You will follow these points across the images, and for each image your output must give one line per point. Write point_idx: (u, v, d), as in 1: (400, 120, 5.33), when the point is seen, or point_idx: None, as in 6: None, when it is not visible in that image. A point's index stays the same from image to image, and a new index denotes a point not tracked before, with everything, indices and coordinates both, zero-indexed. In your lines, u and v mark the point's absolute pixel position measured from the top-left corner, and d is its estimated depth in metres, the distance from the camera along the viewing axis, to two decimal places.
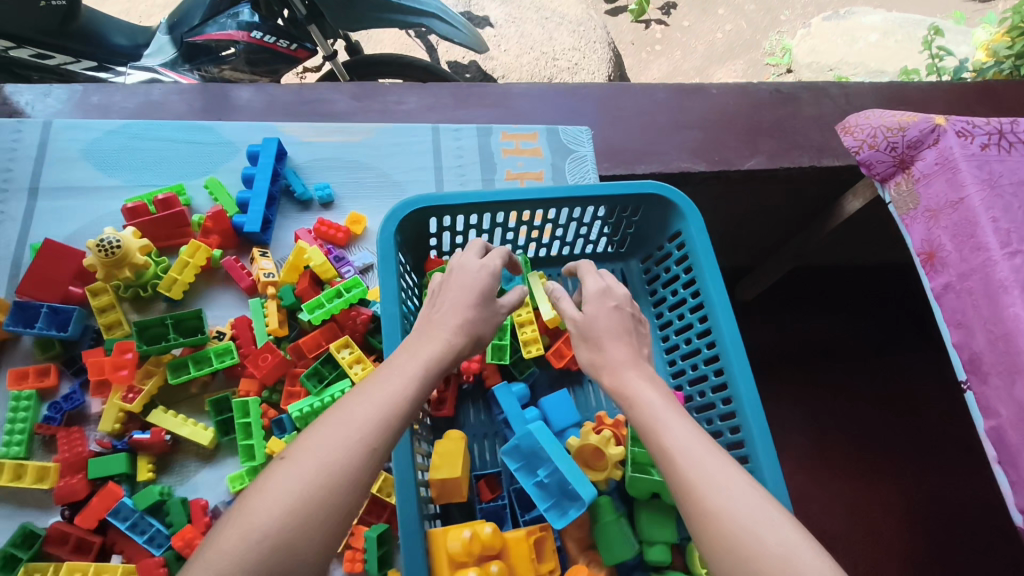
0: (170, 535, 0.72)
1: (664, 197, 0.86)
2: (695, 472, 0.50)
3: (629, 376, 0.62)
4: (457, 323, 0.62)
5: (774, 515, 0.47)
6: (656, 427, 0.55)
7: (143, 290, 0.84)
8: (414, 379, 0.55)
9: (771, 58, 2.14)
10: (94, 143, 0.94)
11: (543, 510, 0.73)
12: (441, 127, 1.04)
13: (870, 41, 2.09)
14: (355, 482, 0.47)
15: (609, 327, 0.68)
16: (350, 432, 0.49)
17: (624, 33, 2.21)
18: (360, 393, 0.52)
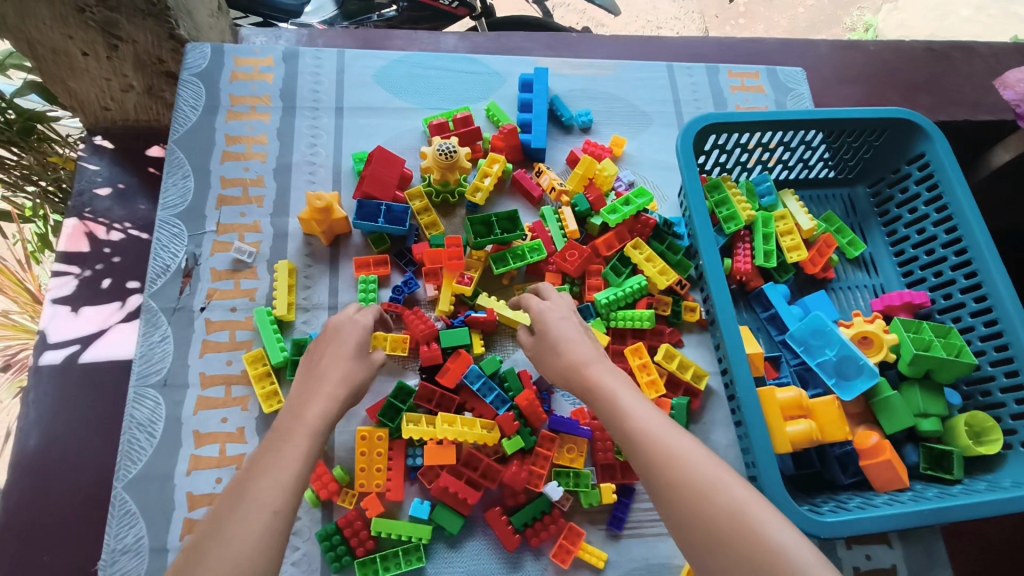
0: (509, 398, 0.85)
1: (913, 122, 0.96)
2: (668, 449, 0.58)
3: (592, 372, 0.68)
4: (342, 386, 0.68)
5: (732, 479, 0.55)
6: (621, 412, 0.63)
7: (450, 197, 0.96)
8: (307, 442, 0.60)
9: (853, 33, 2.25)
10: (384, 70, 1.06)
11: (832, 384, 0.85)
12: (675, 65, 1.14)
13: (962, 16, 2.22)
14: (274, 541, 0.52)
15: (564, 336, 0.74)
16: (267, 495, 0.54)
17: (708, 7, 2.35)
18: (270, 456, 0.58)
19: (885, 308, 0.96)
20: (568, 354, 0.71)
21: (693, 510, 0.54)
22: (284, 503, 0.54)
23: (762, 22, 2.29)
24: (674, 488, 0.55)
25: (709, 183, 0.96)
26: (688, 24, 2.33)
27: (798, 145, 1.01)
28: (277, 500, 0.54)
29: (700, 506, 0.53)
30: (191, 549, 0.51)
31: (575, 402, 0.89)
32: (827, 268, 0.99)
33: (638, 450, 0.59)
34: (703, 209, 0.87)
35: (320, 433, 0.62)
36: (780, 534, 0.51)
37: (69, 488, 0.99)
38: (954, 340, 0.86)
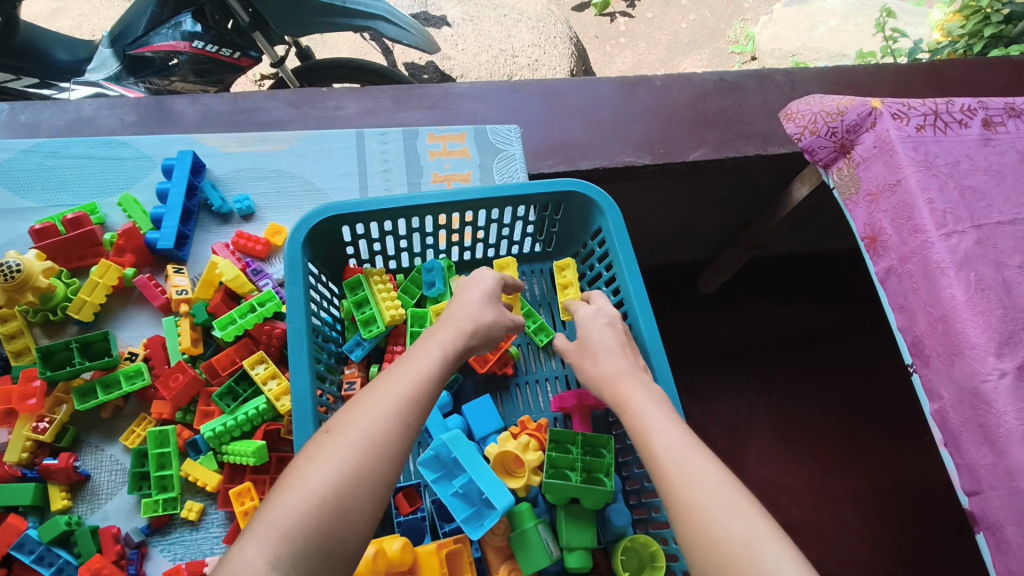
0: (78, 566, 0.70)
1: (584, 194, 0.85)
2: (685, 463, 0.54)
3: (627, 385, 0.65)
4: (471, 319, 0.66)
5: (742, 505, 0.51)
6: (643, 411, 0.61)
7: (52, 314, 0.82)
8: (438, 360, 0.59)
9: (735, 45, 2.32)
10: (8, 164, 0.93)
11: (460, 520, 0.70)
12: (366, 132, 1.02)
13: (830, 25, 2.10)
14: (401, 450, 0.52)
15: (604, 344, 0.70)
16: (400, 406, 0.53)
17: (588, 29, 2.39)
18: (411, 364, 0.58)
19: (563, 407, 0.83)
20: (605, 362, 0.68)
21: (694, 526, 0.50)
22: (415, 416, 0.54)
23: (644, 40, 2.36)
24: (682, 504, 0.52)
25: (352, 280, 0.83)
26: (545, 47, 2.23)
27: (468, 224, 0.89)
28: (406, 410, 0.54)
29: (700, 525, 0.50)
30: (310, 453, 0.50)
31: (175, 557, 0.74)
32: (505, 363, 0.87)
33: (656, 463, 0.55)
34: (304, 323, 0.73)
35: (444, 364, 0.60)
36: (777, 566, 0.47)
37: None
38: (606, 456, 0.74)
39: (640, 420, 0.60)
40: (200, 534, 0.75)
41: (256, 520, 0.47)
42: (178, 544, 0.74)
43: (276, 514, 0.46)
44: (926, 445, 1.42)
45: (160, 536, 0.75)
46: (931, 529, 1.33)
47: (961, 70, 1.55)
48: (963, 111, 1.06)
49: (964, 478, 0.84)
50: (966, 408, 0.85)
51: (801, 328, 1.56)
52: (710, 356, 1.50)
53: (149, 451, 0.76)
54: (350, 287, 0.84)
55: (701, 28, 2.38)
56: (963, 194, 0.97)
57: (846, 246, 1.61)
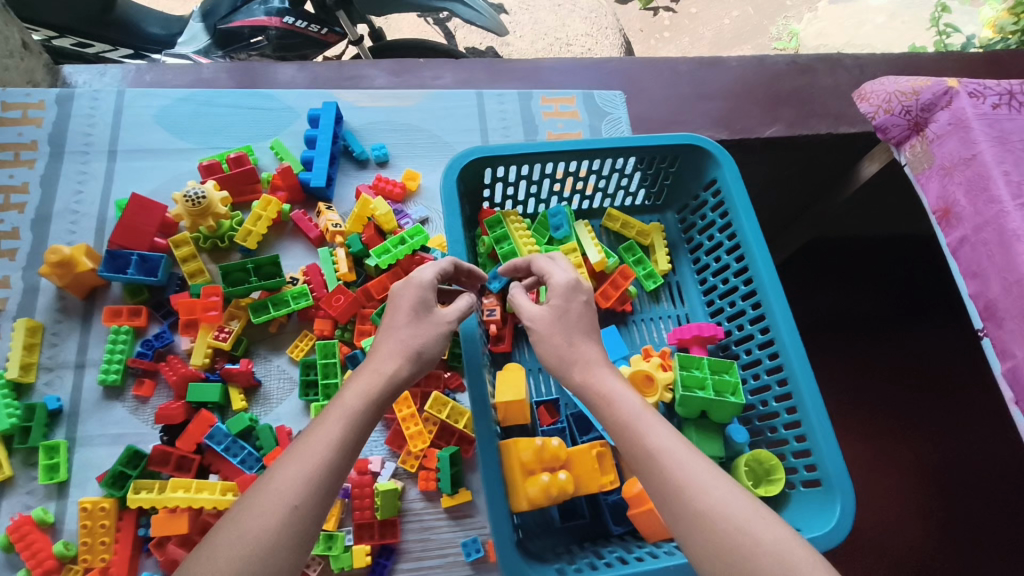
0: (260, 458, 0.80)
1: (703, 147, 0.92)
2: (686, 475, 0.54)
3: (599, 375, 0.64)
4: (394, 357, 0.64)
5: (760, 514, 0.52)
6: (625, 413, 0.60)
7: (220, 242, 0.91)
8: (344, 423, 0.58)
9: (778, 42, 2.23)
10: (165, 110, 1.01)
11: (602, 428, 0.80)
12: (485, 92, 1.10)
13: (877, 23, 2.15)
14: (298, 534, 0.52)
15: (579, 330, 0.68)
16: (286, 488, 0.53)
17: (632, 22, 2.41)
18: (313, 435, 0.57)
19: (680, 341, 0.91)
20: (582, 347, 0.67)
21: (711, 540, 0.51)
22: (305, 499, 0.53)
23: (687, 36, 2.32)
24: (693, 519, 0.52)
25: (491, 219, 0.91)
26: (598, 37, 2.33)
27: (591, 174, 0.96)
28: (295, 494, 0.53)
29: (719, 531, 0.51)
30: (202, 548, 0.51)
31: None
32: (624, 301, 0.94)
33: (656, 464, 0.56)
34: (462, 249, 0.82)
35: (357, 417, 0.59)
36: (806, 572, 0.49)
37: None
38: (731, 378, 0.82)
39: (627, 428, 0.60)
40: None
41: None
42: None
43: None
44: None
45: None
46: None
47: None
48: None
49: None
50: None
51: (882, 308, 1.50)
52: None
53: (317, 362, 0.85)
54: (488, 226, 0.92)
55: (744, 24, 2.30)
56: None
57: None
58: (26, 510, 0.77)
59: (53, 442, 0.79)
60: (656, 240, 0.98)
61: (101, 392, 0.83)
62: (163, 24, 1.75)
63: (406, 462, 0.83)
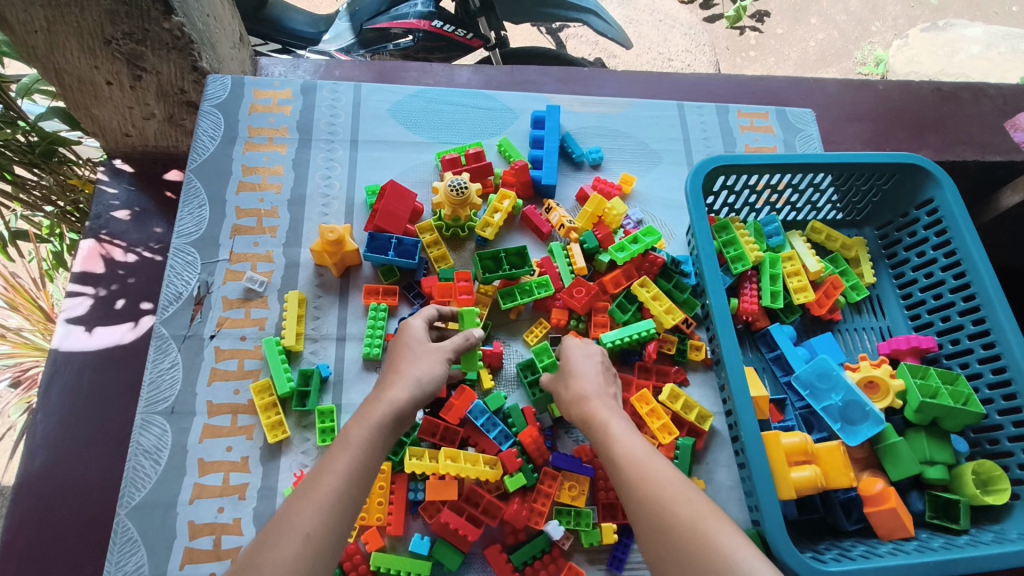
0: (513, 435, 0.85)
1: (923, 167, 0.97)
2: (651, 472, 0.62)
3: (594, 404, 0.73)
4: (393, 388, 0.71)
5: (687, 495, 0.59)
6: (610, 443, 0.67)
7: (461, 231, 0.97)
8: (353, 452, 0.63)
9: (863, 67, 2.36)
10: (398, 105, 1.09)
11: (838, 429, 0.85)
12: (685, 104, 1.16)
13: (972, 52, 2.22)
14: (323, 556, 0.56)
15: (576, 370, 0.78)
16: (306, 520, 0.57)
17: (720, 40, 2.42)
18: (316, 474, 0.61)
19: (892, 352, 0.95)
20: (578, 384, 0.76)
21: (659, 527, 0.58)
22: (318, 526, 0.57)
23: (771, 56, 2.37)
24: (643, 509, 0.60)
25: (720, 224, 0.96)
26: (700, 56, 2.40)
27: (806, 187, 1.01)
28: (310, 522, 0.57)
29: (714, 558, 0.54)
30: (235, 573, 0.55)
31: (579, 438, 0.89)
32: (834, 310, 0.99)
33: (624, 474, 0.63)
34: (711, 250, 0.87)
35: (362, 448, 0.64)
36: (722, 541, 0.54)
37: (71, 512, 0.97)
38: (964, 388, 0.85)
39: (604, 435, 0.69)
40: None
41: None
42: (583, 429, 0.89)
43: None
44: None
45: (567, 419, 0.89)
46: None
47: None
48: None
49: None
50: None
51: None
52: None
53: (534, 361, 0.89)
54: (715, 230, 0.97)
55: (830, 48, 2.39)
56: None
57: None
58: (303, 469, 0.83)
59: (326, 407, 0.85)
60: (862, 253, 1.02)
61: (362, 364, 0.90)
62: (312, 24, 1.96)
63: None
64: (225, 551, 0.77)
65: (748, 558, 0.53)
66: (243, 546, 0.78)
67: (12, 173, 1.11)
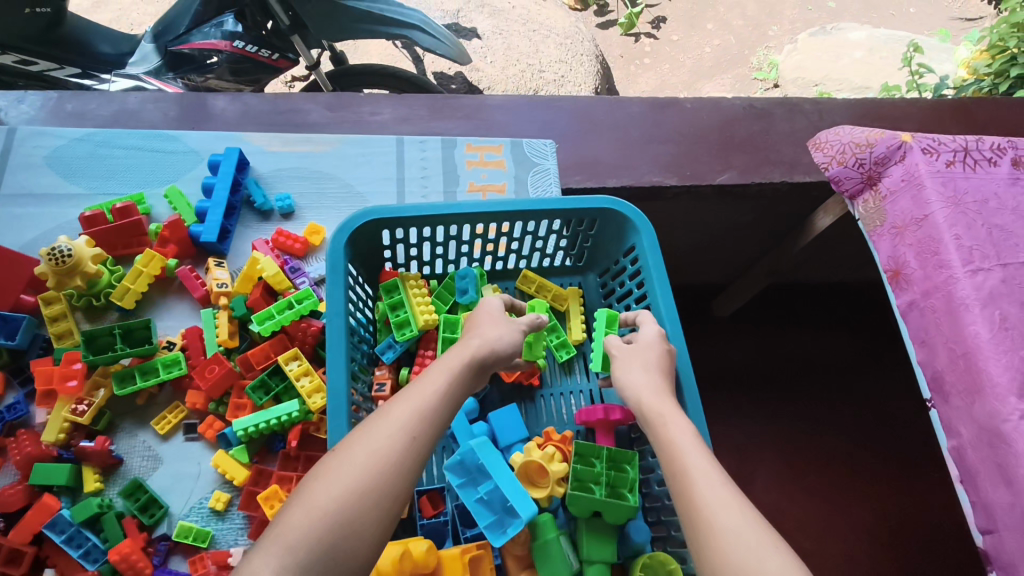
0: (105, 551, 0.72)
1: (621, 212, 0.86)
2: (708, 495, 0.54)
3: (666, 402, 0.66)
4: (484, 349, 0.65)
5: (770, 537, 0.51)
6: (683, 447, 0.59)
7: (95, 300, 0.84)
8: (426, 407, 0.56)
9: (759, 73, 2.23)
10: (59, 150, 0.96)
11: (483, 527, 0.71)
12: (406, 139, 1.04)
13: (854, 58, 2.14)
14: (408, 464, 0.52)
15: (650, 359, 0.72)
16: (411, 420, 0.55)
17: (613, 47, 2.31)
18: (417, 384, 0.58)
19: (588, 421, 0.84)
20: (658, 376, 0.70)
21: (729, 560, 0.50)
22: (423, 433, 0.55)
23: (667, 61, 2.27)
24: (715, 533, 0.51)
25: (388, 283, 0.84)
26: (577, 67, 2.12)
27: (503, 236, 0.90)
28: (418, 426, 0.55)
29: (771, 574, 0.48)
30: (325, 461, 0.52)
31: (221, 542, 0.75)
32: (531, 374, 0.88)
33: (696, 485, 0.55)
34: (343, 324, 0.75)
35: (439, 405, 0.57)
36: None
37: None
38: (629, 472, 0.74)
39: (677, 434, 0.61)
40: (219, 526, 0.76)
41: (267, 534, 0.48)
42: (224, 534, 0.76)
43: (283, 531, 0.47)
44: (937, 484, 1.43)
45: (210, 521, 0.76)
46: (943, 553, 1.36)
47: (989, 109, 1.57)
48: (992, 149, 1.10)
49: (979, 516, 0.86)
50: (985, 447, 0.87)
51: (811, 364, 1.56)
52: (719, 382, 1.52)
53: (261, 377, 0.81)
54: (385, 290, 0.85)
55: (725, 54, 2.29)
56: (990, 232, 1.00)
57: (867, 275, 1.62)
58: None
59: None
60: (571, 306, 0.92)
61: None
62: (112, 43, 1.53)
63: None
64: None
65: None
66: None
67: None
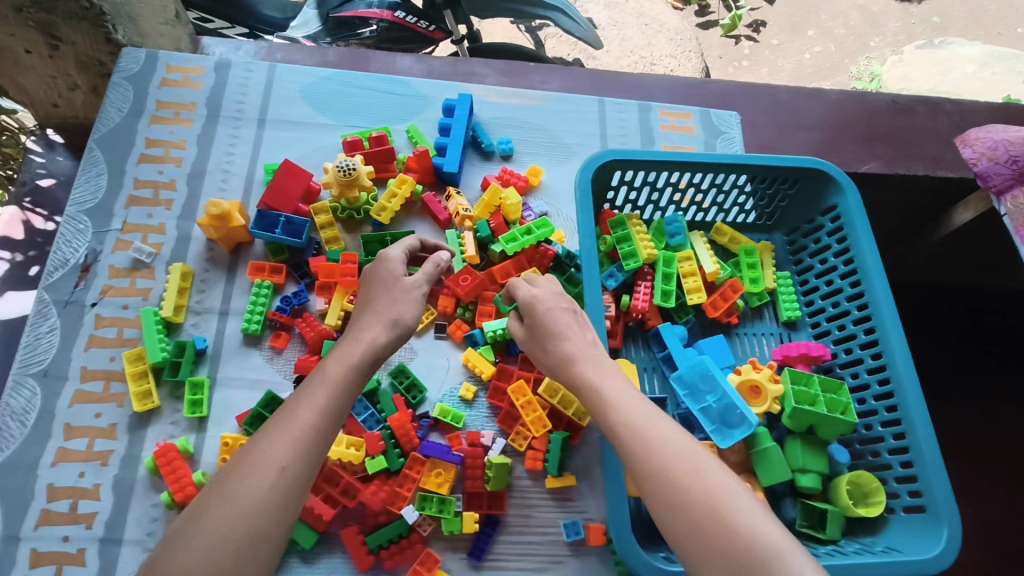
0: (381, 419, 0.86)
1: (826, 173, 0.95)
2: (656, 444, 0.63)
3: (580, 367, 0.73)
4: (373, 328, 0.73)
5: (703, 469, 0.60)
6: (608, 410, 0.68)
7: (356, 214, 0.97)
8: (325, 395, 0.66)
9: (859, 82, 2.03)
10: (311, 86, 1.07)
11: (709, 431, 0.85)
12: (606, 100, 1.14)
13: (965, 72, 1.96)
14: (297, 461, 0.61)
15: (555, 328, 0.76)
16: (276, 452, 0.61)
17: (712, 48, 2.12)
18: (309, 385, 0.66)
19: (785, 358, 0.93)
20: (561, 346, 0.75)
21: (673, 497, 0.59)
22: (292, 461, 0.61)
23: (765, 65, 2.05)
24: (654, 477, 0.61)
25: (616, 220, 0.95)
26: (684, 63, 2.08)
27: (711, 188, 0.99)
28: (284, 455, 0.61)
29: (704, 499, 0.58)
30: (194, 509, 0.58)
31: (474, 424, 0.90)
32: (731, 313, 0.97)
33: (629, 442, 0.64)
34: (593, 245, 0.86)
35: (338, 385, 0.67)
36: (740, 516, 0.57)
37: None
38: (842, 398, 0.85)
39: (599, 400, 0.69)
40: (470, 411, 0.90)
41: (191, 526, 0.57)
42: (477, 417, 0.90)
43: (213, 517, 0.57)
44: None
45: (466, 407, 0.90)
46: None
47: None
48: None
49: None
50: None
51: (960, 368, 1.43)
52: None
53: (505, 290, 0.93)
54: (611, 226, 0.96)
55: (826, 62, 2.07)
56: None
57: None
58: (169, 439, 0.85)
59: (198, 379, 0.87)
60: (765, 257, 1.00)
61: (241, 339, 0.90)
62: (279, 9, 1.69)
63: (516, 440, 0.87)
64: (81, 515, 0.81)
65: (745, 517, 0.57)
66: (99, 512, 0.81)
67: None
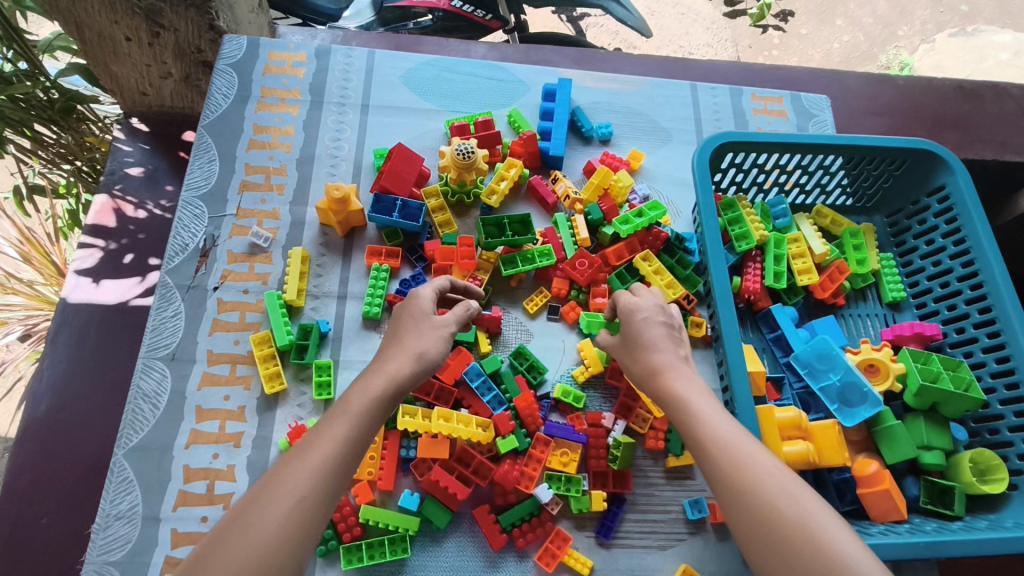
0: (505, 400, 0.87)
1: (934, 153, 0.96)
2: (737, 449, 0.60)
3: (668, 379, 0.69)
4: (397, 359, 0.69)
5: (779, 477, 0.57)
6: (693, 418, 0.64)
7: (466, 198, 0.98)
8: (349, 424, 0.61)
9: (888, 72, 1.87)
10: (412, 72, 1.08)
11: (834, 409, 0.85)
12: (699, 84, 1.15)
13: (1000, 59, 1.82)
14: (320, 489, 0.56)
15: (644, 341, 0.74)
16: (299, 480, 0.56)
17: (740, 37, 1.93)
18: (333, 412, 0.62)
19: (894, 339, 0.95)
20: (649, 358, 0.72)
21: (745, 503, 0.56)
22: (314, 490, 0.56)
23: (795, 56, 1.90)
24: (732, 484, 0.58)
25: (726, 201, 0.96)
26: (721, 53, 1.94)
27: (816, 169, 1.00)
28: (307, 486, 0.55)
29: (768, 520, 0.54)
30: (217, 534, 0.53)
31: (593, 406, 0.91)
32: (837, 294, 0.99)
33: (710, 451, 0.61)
34: (715, 223, 0.87)
35: (362, 417, 0.62)
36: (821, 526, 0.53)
37: (49, 531, 0.94)
38: (965, 374, 0.86)
39: (682, 408, 0.66)
40: (588, 394, 0.91)
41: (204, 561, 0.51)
42: (595, 399, 0.91)
43: (235, 542, 0.52)
44: None
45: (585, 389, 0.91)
46: None
47: None
48: None
49: None
50: None
51: None
52: None
53: (618, 271, 0.94)
54: (721, 207, 0.97)
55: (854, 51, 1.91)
56: None
57: None
58: (298, 421, 0.84)
59: (323, 361, 0.87)
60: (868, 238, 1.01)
61: (361, 322, 0.91)
62: None
63: (637, 422, 0.88)
64: (218, 496, 0.80)
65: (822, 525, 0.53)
66: (235, 492, 0.80)
67: (28, 128, 1.08)
